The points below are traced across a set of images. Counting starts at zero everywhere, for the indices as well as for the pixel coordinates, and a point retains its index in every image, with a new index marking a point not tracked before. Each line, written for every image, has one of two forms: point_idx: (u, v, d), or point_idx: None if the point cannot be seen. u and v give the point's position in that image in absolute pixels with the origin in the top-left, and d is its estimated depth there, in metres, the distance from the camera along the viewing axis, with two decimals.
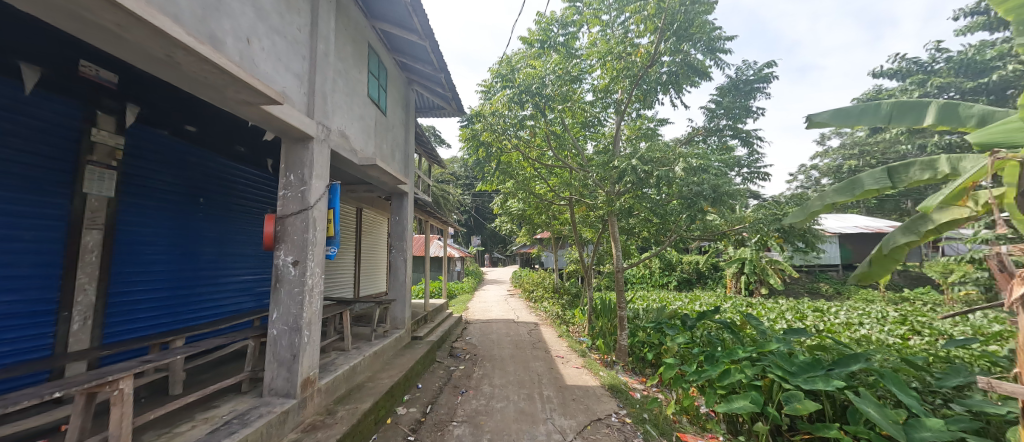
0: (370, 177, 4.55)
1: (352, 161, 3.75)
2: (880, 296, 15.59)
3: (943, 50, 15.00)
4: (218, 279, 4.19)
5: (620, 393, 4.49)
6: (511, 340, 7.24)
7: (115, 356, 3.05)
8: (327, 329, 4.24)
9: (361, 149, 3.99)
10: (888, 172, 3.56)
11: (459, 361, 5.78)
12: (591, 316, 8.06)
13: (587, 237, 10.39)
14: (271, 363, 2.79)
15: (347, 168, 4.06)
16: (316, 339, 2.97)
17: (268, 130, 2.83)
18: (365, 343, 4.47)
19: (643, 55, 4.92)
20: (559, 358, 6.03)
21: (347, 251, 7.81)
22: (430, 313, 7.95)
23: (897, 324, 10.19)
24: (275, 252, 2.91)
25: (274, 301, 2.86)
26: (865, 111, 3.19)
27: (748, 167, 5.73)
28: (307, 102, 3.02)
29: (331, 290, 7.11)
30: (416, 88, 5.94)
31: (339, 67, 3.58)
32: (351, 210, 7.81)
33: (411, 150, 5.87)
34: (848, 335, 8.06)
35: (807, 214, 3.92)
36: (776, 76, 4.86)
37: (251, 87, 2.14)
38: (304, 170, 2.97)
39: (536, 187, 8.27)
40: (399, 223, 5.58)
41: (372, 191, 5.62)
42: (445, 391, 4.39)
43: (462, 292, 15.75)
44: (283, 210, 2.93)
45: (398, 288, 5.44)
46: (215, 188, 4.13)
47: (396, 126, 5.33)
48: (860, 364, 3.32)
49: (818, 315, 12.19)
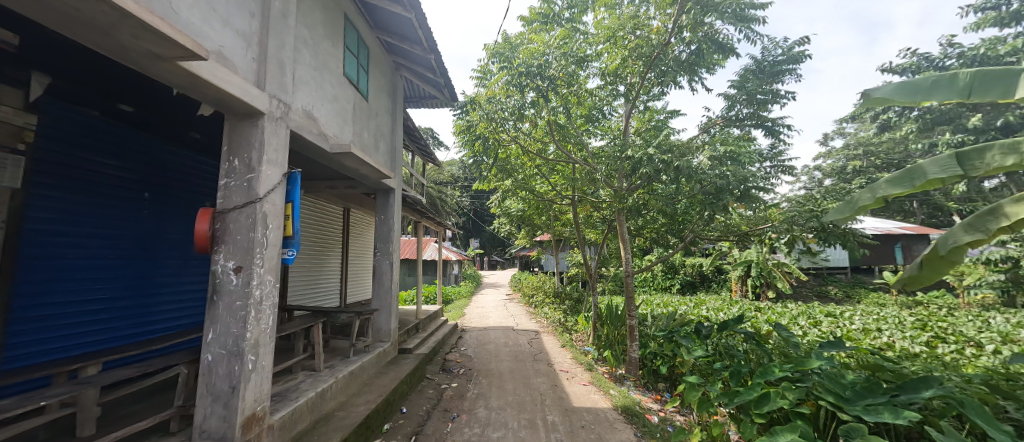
0: (348, 169, 3.96)
1: (322, 147, 3.18)
2: (892, 299, 15.00)
3: (955, 45, 14.52)
4: (168, 287, 3.59)
5: (635, 418, 3.88)
6: (509, 351, 6.62)
7: (14, 386, 2.44)
8: (295, 345, 3.64)
9: (333, 135, 3.41)
10: (956, 158, 3.03)
11: (452, 377, 5.17)
12: (596, 323, 7.49)
13: (591, 239, 9.80)
14: (205, 398, 2.20)
15: (318, 157, 3.50)
16: (265, 365, 2.37)
17: (203, 101, 2.25)
18: (340, 360, 3.87)
19: (659, 31, 4.36)
20: (563, 373, 5.42)
21: (333, 254, 7.25)
22: (422, 322, 7.36)
23: (920, 331, 9.63)
24: (213, 255, 2.32)
25: (209, 318, 2.26)
26: (937, 84, 2.68)
27: (771, 161, 5.16)
28: (256, 69, 2.44)
29: (314, 297, 6.54)
30: (404, 73, 5.36)
31: (304, 35, 3.01)
32: (336, 210, 7.22)
33: (399, 142, 5.29)
34: (870, 344, 7.52)
35: (856, 209, 3.36)
36: (809, 55, 4.29)
37: (149, 26, 1.55)
38: (252, 154, 2.38)
39: (536, 185, 7.70)
40: (384, 223, 4.98)
41: (355, 188, 5.04)
42: (434, 417, 3.79)
43: (458, 298, 15.14)
44: (224, 203, 2.34)
45: (383, 296, 4.84)
46: (165, 181, 3.54)
47: (381, 114, 4.76)
48: (932, 390, 2.74)
49: (832, 320, 11.63)
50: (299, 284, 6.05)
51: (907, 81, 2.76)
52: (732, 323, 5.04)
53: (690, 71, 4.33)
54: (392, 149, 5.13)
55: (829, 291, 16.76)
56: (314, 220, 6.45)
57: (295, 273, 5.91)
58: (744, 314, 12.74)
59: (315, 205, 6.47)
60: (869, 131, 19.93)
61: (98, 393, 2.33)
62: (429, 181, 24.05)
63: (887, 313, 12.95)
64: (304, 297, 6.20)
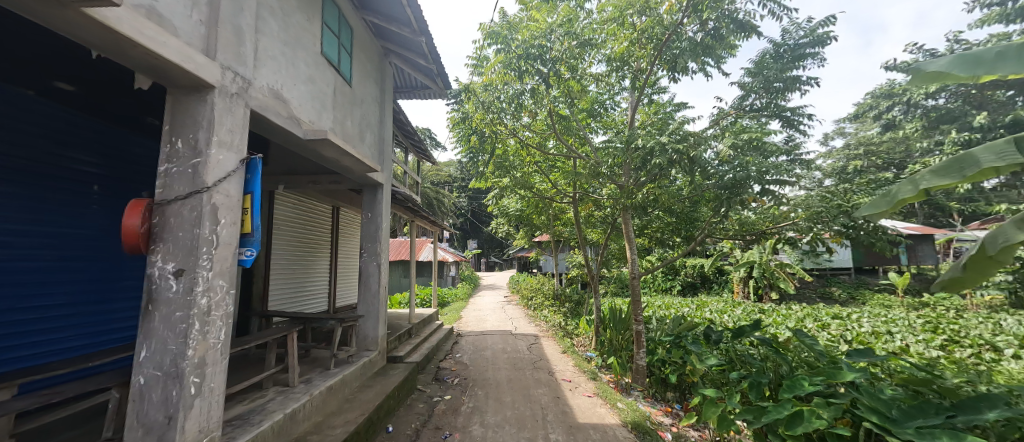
0: (328, 160, 3.57)
1: (294, 132, 2.78)
2: (898, 301, 14.72)
3: (961, 42, 14.28)
4: (127, 293, 3.18)
5: (648, 435, 3.52)
6: (508, 358, 6.22)
7: None
8: (267, 358, 3.24)
9: (307, 120, 3.01)
10: (1015, 144, 2.66)
11: (445, 388, 4.76)
12: (599, 327, 7.13)
13: (593, 239, 9.41)
14: (135, 431, 1.80)
15: (292, 146, 3.11)
16: (214, 388, 1.98)
17: (136, 70, 1.86)
18: (319, 374, 3.47)
19: (671, 9, 3.99)
20: (565, 383, 5.03)
21: (321, 256, 6.86)
22: (416, 327, 6.96)
23: (932, 334, 9.32)
24: (150, 256, 1.92)
25: (143, 333, 1.86)
26: (1003, 55, 2.29)
27: (789, 155, 4.47)
28: (204, 35, 2.05)
29: (300, 301, 6.14)
30: (394, 60, 4.99)
31: (271, 3, 2.62)
32: (323, 209, 6.83)
33: (388, 134, 4.90)
34: (886, 350, 7.18)
35: (897, 202, 2.97)
36: (834, 38, 3.92)
37: None
38: (199, 134, 1.99)
39: (535, 183, 7.36)
40: (371, 222, 4.59)
41: (340, 183, 4.65)
42: (423, 437, 3.39)
43: (455, 300, 14.73)
44: (163, 193, 1.95)
45: (369, 300, 4.44)
46: (119, 173, 3.14)
47: (368, 102, 4.37)
48: (998, 412, 2.38)
49: (839, 322, 11.28)
50: (282, 287, 5.66)
51: (965, 53, 2.43)
52: (749, 329, 4.67)
53: (707, 53, 3.96)
54: (380, 142, 4.74)
55: (832, 292, 16.46)
56: (298, 219, 6.05)
57: (277, 276, 5.51)
58: (749, 316, 12.40)
59: (300, 203, 6.08)
60: (872, 129, 19.64)
61: (12, 423, 1.92)
62: (425, 181, 23.62)
63: (894, 315, 12.63)
64: (288, 302, 5.81)
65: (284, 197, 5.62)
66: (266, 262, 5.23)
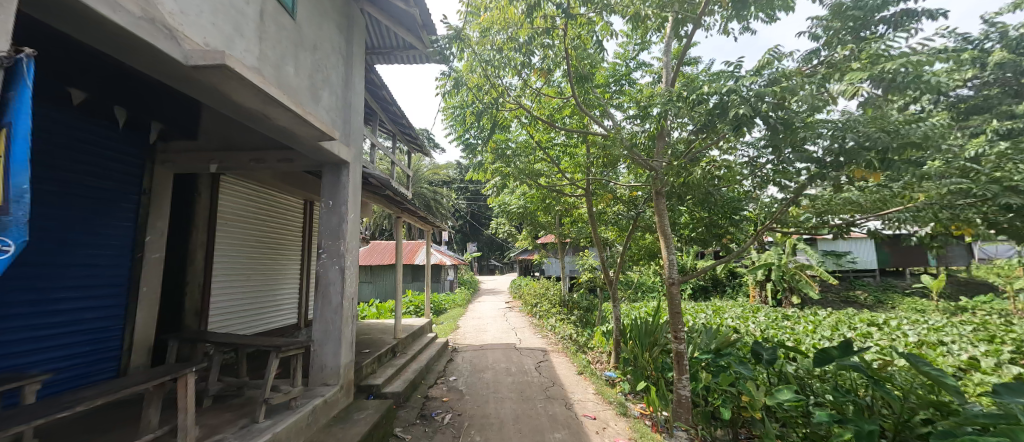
0: (254, 115, 2.47)
1: (160, 47, 1.68)
2: (932, 305, 13.57)
3: (996, 23, 13.08)
4: None
5: None
6: (513, 384, 5.05)
7: None
8: (145, 414, 2.12)
9: (199, 40, 1.93)
10: None
11: (432, 432, 3.62)
12: (620, 341, 6.01)
13: (609, 238, 8.21)
14: None
15: (179, 79, 2.01)
16: None
17: None
18: (235, 433, 2.35)
19: None
20: (589, 422, 3.88)
21: (291, 258, 5.77)
22: (403, 344, 5.82)
23: (995, 345, 8.15)
24: None
25: None
26: None
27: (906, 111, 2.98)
28: None
29: (260, 314, 5.05)
30: (367, 6, 3.87)
31: None
32: (292, 202, 5.70)
33: (358, 99, 3.76)
34: (962, 366, 6.03)
35: None
36: None
37: None
38: None
39: (542, 170, 6.26)
40: (333, 213, 3.45)
41: (292, 162, 3.50)
42: None
43: (452, 307, 13.63)
44: None
45: (328, 318, 3.30)
46: None
47: (327, 49, 3.24)
48: None
49: (880, 331, 10.09)
50: (233, 297, 4.57)
51: None
52: (836, 353, 3.41)
53: None
54: (348, 108, 3.61)
55: (857, 297, 15.28)
56: (255, 213, 4.93)
57: (224, 284, 4.41)
58: (775, 324, 11.22)
59: (257, 195, 4.94)
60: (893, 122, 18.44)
61: None
62: (421, 180, 22.44)
63: (936, 322, 11.43)
64: (244, 314, 4.74)
65: (231, 186, 4.50)
66: (207, 267, 4.14)
